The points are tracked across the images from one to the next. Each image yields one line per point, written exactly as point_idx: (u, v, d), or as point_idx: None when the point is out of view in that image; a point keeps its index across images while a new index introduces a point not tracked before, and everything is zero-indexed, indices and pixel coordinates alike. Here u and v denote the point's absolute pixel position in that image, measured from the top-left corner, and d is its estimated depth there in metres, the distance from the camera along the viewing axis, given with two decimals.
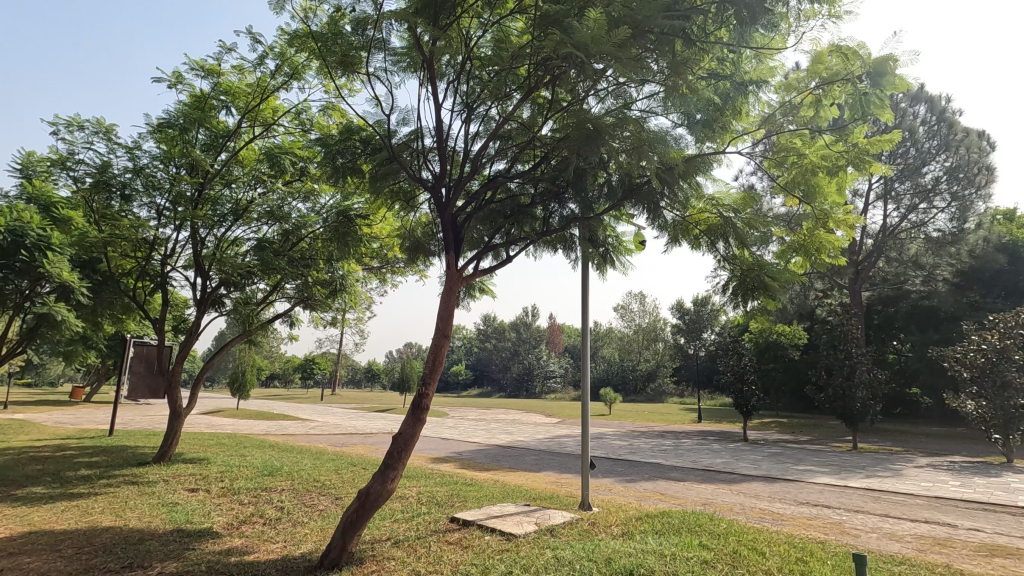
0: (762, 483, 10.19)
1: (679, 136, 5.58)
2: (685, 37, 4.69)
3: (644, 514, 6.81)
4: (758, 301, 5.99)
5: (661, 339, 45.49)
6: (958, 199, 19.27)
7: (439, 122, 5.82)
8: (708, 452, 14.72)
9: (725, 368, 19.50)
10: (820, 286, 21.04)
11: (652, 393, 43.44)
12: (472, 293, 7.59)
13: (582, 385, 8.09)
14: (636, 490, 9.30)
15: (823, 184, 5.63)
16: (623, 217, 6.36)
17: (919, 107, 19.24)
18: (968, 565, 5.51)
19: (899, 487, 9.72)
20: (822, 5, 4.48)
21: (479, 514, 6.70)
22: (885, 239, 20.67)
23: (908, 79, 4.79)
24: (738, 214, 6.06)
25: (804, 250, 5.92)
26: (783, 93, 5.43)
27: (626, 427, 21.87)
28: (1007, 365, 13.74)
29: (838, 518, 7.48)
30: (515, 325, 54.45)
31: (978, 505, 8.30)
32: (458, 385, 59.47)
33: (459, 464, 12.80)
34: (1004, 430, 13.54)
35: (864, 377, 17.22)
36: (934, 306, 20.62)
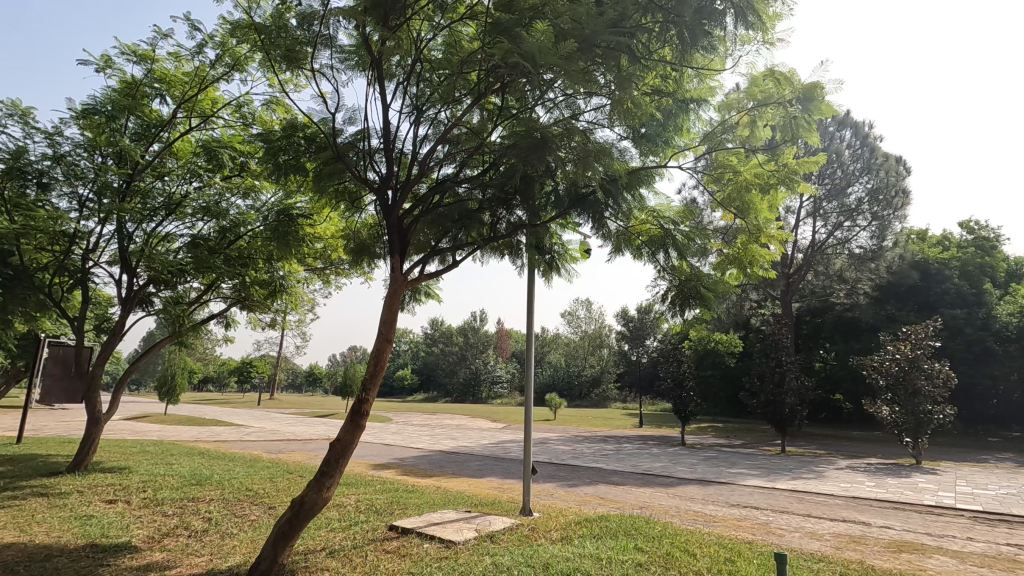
0: (696, 485, 10.57)
1: (624, 149, 5.75)
2: (631, 53, 4.84)
3: (583, 518, 6.91)
4: (695, 311, 6.18)
5: (607, 345, 46.37)
6: (877, 219, 20.52)
7: (387, 123, 5.72)
8: (648, 456, 15.12)
9: (666, 374, 20.11)
10: (754, 297, 22.07)
11: (596, 399, 44.13)
12: (418, 297, 7.47)
13: (526, 391, 8.11)
14: (577, 495, 9.43)
15: (756, 201, 5.93)
16: (569, 225, 6.46)
17: (845, 132, 20.59)
18: (879, 560, 5.90)
19: (822, 489, 10.31)
20: (756, 32, 4.77)
21: (419, 521, 6.60)
22: (813, 254, 21.75)
23: (834, 105, 5.10)
24: (678, 227, 6.31)
25: (739, 262, 6.25)
26: (722, 112, 5.70)
27: (570, 432, 22.13)
28: (918, 373, 14.84)
29: (764, 519, 7.85)
30: (463, 329, 53.55)
31: (890, 504, 8.92)
32: (404, 389, 58.47)
33: (402, 470, 12.60)
34: (914, 433, 14.50)
35: (793, 384, 18.15)
36: (856, 318, 22.18)
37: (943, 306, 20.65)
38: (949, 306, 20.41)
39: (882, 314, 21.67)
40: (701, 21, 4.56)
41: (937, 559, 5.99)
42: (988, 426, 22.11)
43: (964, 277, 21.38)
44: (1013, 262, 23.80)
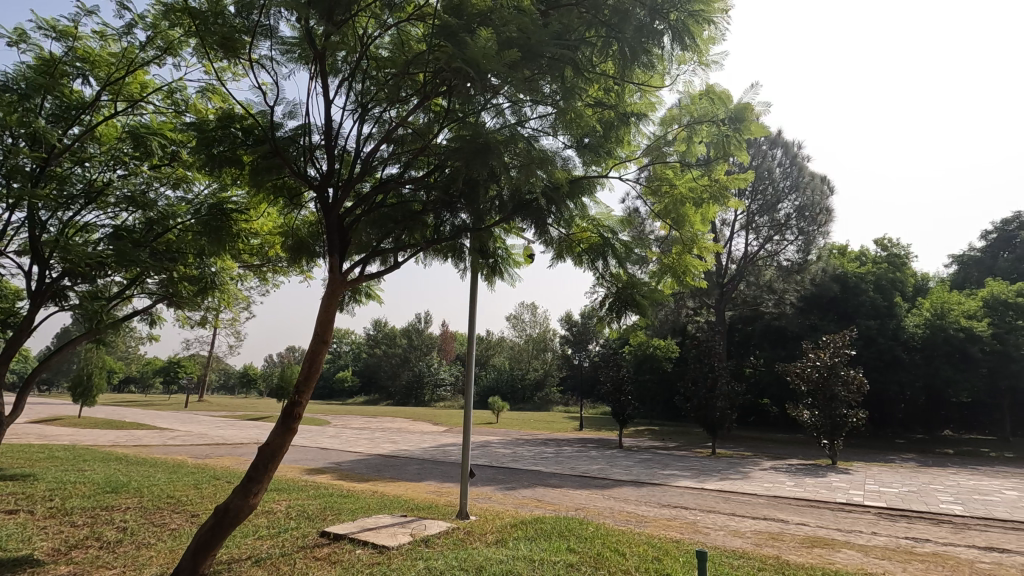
0: (630, 487, 10.87)
1: (567, 157, 5.84)
2: (576, 65, 4.96)
3: (518, 521, 6.98)
4: (633, 317, 6.37)
5: (550, 349, 46.95)
6: (803, 234, 21.67)
7: (329, 120, 5.60)
8: (586, 459, 15.41)
9: (606, 378, 20.58)
10: (691, 305, 22.86)
11: (539, 402, 44.67)
12: (358, 297, 7.31)
13: (466, 393, 8.09)
14: (514, 497, 9.52)
15: (690, 214, 6.20)
16: (513, 230, 6.51)
17: (776, 151, 21.80)
18: (793, 555, 6.28)
19: (746, 488, 10.87)
20: (692, 54, 5.01)
21: (351, 527, 6.45)
22: (745, 265, 22.87)
23: (762, 126, 5.45)
24: (617, 235, 6.51)
25: (672, 272, 6.50)
26: (662, 127, 5.94)
27: (512, 435, 22.32)
28: (835, 379, 15.89)
29: (692, 518, 8.17)
30: (407, 331, 52.55)
31: (806, 502, 9.52)
32: (344, 392, 57.08)
33: (336, 474, 12.25)
34: (830, 435, 15.55)
35: (724, 389, 19.00)
36: (783, 327, 23.43)
37: (860, 317, 22.21)
38: (864, 317, 22.07)
39: (806, 323, 23.01)
40: (641, 39, 4.77)
41: (845, 553, 6.44)
42: (897, 429, 23.82)
43: (878, 290, 23.12)
44: (920, 278, 25.95)
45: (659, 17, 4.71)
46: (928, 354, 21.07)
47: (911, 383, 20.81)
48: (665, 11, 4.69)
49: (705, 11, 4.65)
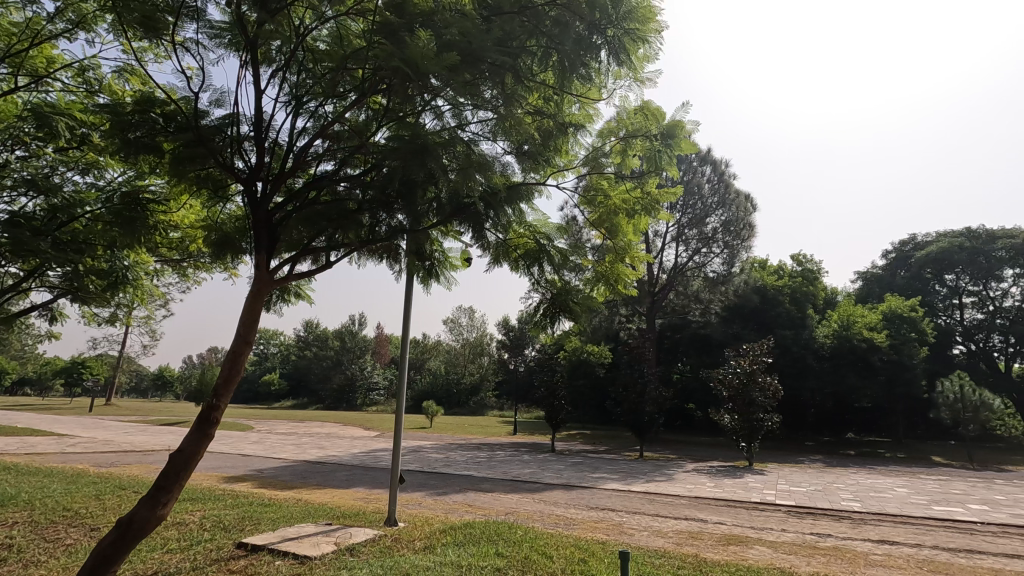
0: (561, 490, 11.05)
1: (506, 163, 5.88)
2: (517, 73, 5.01)
3: (448, 526, 6.93)
4: (566, 323, 6.48)
5: (486, 353, 46.93)
6: (728, 247, 22.91)
7: (260, 111, 5.36)
8: (518, 463, 15.53)
9: (541, 382, 20.83)
10: (624, 312, 23.56)
11: (474, 406, 44.51)
12: (286, 297, 7.00)
13: (399, 398, 7.94)
14: (446, 502, 9.43)
15: (623, 224, 6.41)
16: (450, 233, 6.46)
17: (706, 168, 22.91)
18: (711, 553, 6.60)
19: (670, 490, 11.31)
20: (627, 70, 5.18)
21: (272, 537, 6.16)
22: (675, 275, 23.81)
23: (692, 142, 5.71)
24: (553, 242, 6.62)
25: (605, 279, 6.67)
26: (599, 138, 6.11)
27: (445, 439, 22.10)
28: (754, 386, 16.84)
29: (619, 520, 8.42)
30: (339, 333, 50.94)
31: (725, 502, 10.04)
32: (270, 396, 54.55)
33: (259, 482, 11.69)
34: (748, 438, 16.42)
35: (653, 394, 19.68)
36: (708, 335, 24.64)
37: (777, 327, 23.71)
38: (781, 327, 23.56)
39: (728, 332, 24.27)
40: (580, 52, 4.90)
41: (757, 549, 6.84)
42: (807, 433, 25.51)
43: (793, 302, 24.80)
44: (829, 292, 28.08)
45: (597, 32, 4.87)
46: (835, 362, 22.82)
47: (820, 390, 22.39)
48: (604, 26, 4.85)
49: (641, 31, 4.83)
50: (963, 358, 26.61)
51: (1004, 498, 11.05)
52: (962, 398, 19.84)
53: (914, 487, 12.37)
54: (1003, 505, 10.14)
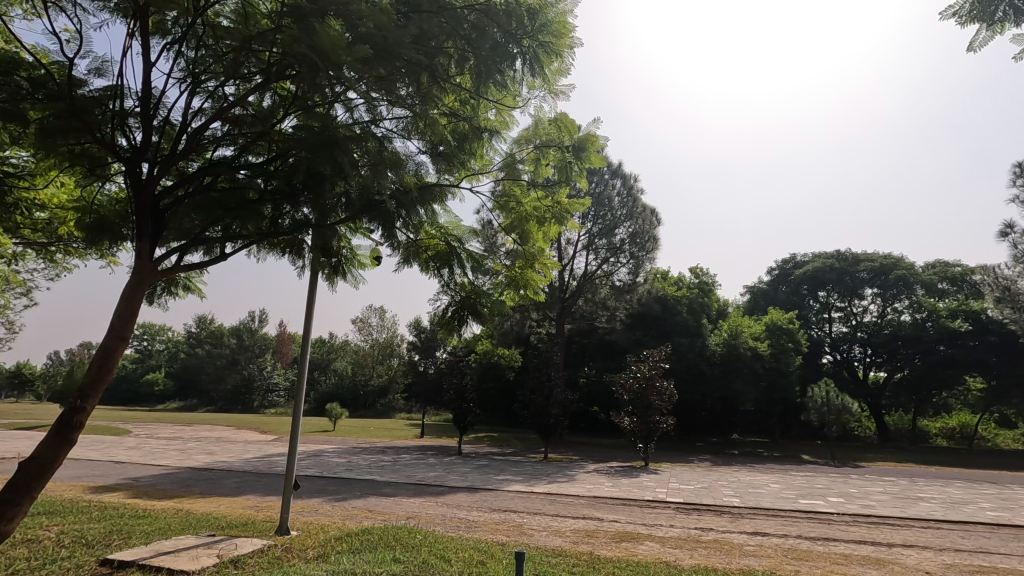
0: (465, 493, 11.03)
1: (420, 163, 5.88)
2: (433, 74, 4.97)
3: (344, 533, 6.68)
4: (473, 325, 6.52)
5: (396, 355, 45.96)
6: (634, 258, 24.03)
7: (149, 85, 4.92)
8: (423, 466, 15.32)
9: (449, 385, 20.65)
10: (535, 317, 24.12)
11: (381, 409, 43.28)
12: (172, 290, 6.43)
13: (297, 400, 7.55)
14: (344, 508, 9.10)
15: (533, 231, 6.56)
16: (360, 230, 6.31)
17: (616, 182, 23.85)
18: (604, 550, 6.88)
19: (570, 490, 11.69)
20: (541, 81, 5.33)
21: (143, 552, 5.62)
22: (584, 283, 24.62)
23: (602, 156, 5.96)
24: (463, 245, 6.65)
25: (514, 284, 6.79)
26: (513, 145, 6.24)
27: (348, 443, 21.29)
28: (652, 390, 17.80)
29: (519, 521, 8.56)
30: (237, 330, 47.67)
31: (621, 501, 10.53)
32: (153, 397, 49.83)
33: (134, 491, 10.63)
34: (646, 439, 17.36)
35: (559, 397, 20.18)
36: (613, 341, 25.77)
37: (675, 334, 25.38)
38: (679, 335, 25.22)
39: (632, 338, 25.54)
40: (495, 59, 4.96)
41: (646, 544, 7.23)
42: (698, 434, 27.35)
43: (690, 312, 26.51)
44: (721, 304, 30.37)
45: (513, 41, 4.94)
46: (724, 368, 24.67)
47: (711, 394, 24.29)
48: (519, 36, 4.93)
49: (555, 45, 4.97)
50: (830, 366, 29.84)
51: (857, 492, 12.49)
52: (828, 402, 22.21)
53: (785, 483, 13.66)
54: (855, 497, 11.48)
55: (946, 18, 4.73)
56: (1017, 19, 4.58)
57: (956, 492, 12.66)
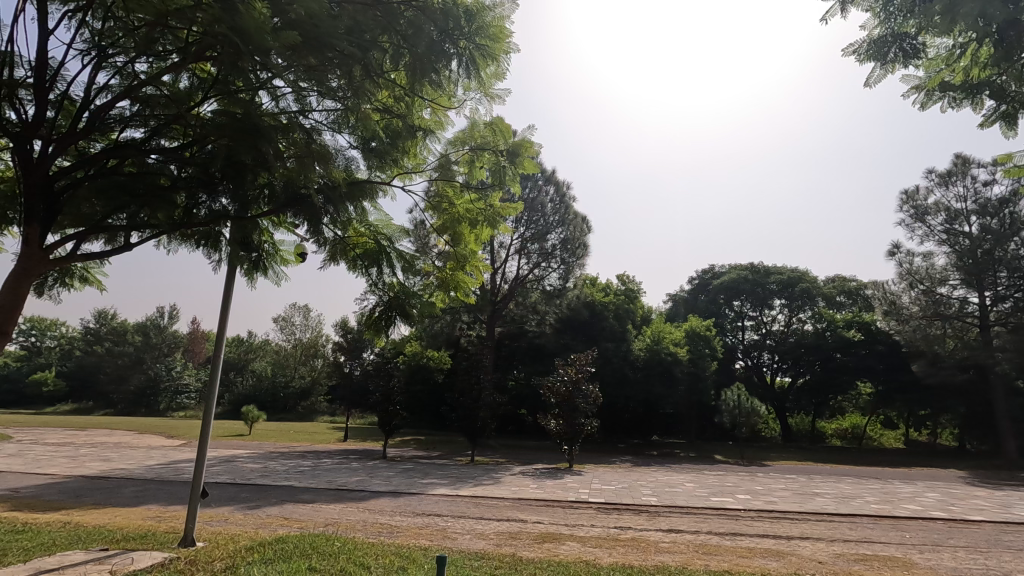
0: (388, 498, 10.79)
1: (351, 158, 5.77)
2: (366, 67, 4.83)
3: (256, 543, 6.33)
4: (400, 326, 6.40)
5: (320, 356, 44.31)
6: (565, 263, 24.40)
7: (45, 54, 4.48)
8: (345, 471, 14.85)
9: (376, 387, 20.15)
10: (465, 319, 24.09)
11: (302, 412, 41.52)
12: (67, 280, 5.88)
13: (209, 402, 7.09)
14: (257, 517, 8.64)
15: (465, 233, 6.55)
16: (284, 224, 6.06)
17: (549, 188, 24.24)
18: (527, 552, 6.94)
19: (495, 493, 11.74)
20: (476, 84, 5.35)
21: (19, 571, 5.06)
22: (515, 286, 24.84)
23: (535, 163, 6.03)
24: (393, 244, 6.53)
25: (445, 286, 6.75)
26: (447, 146, 6.21)
27: (264, 448, 20.24)
28: (578, 394, 18.21)
29: (443, 525, 8.48)
30: (143, 327, 44.11)
31: (544, 502, 10.69)
32: (40, 399, 45.11)
33: (13, 504, 9.56)
34: (571, 442, 17.75)
35: (487, 400, 20.23)
36: (541, 345, 26.19)
37: (601, 339, 26.14)
38: (605, 340, 26.00)
39: (560, 342, 26.08)
40: (431, 57, 4.89)
41: (567, 544, 7.38)
42: (620, 435, 28.31)
43: (616, 318, 27.31)
44: (645, 310, 31.59)
45: (450, 40, 4.89)
46: (647, 372, 25.67)
47: (633, 397, 25.24)
48: (456, 37, 4.88)
49: (492, 49, 4.96)
50: (741, 372, 31.81)
51: (762, 489, 13.38)
52: (739, 405, 23.66)
53: (698, 482, 14.42)
54: (760, 495, 12.30)
55: (848, 55, 5.18)
56: (905, 61, 5.10)
57: (847, 488, 13.87)
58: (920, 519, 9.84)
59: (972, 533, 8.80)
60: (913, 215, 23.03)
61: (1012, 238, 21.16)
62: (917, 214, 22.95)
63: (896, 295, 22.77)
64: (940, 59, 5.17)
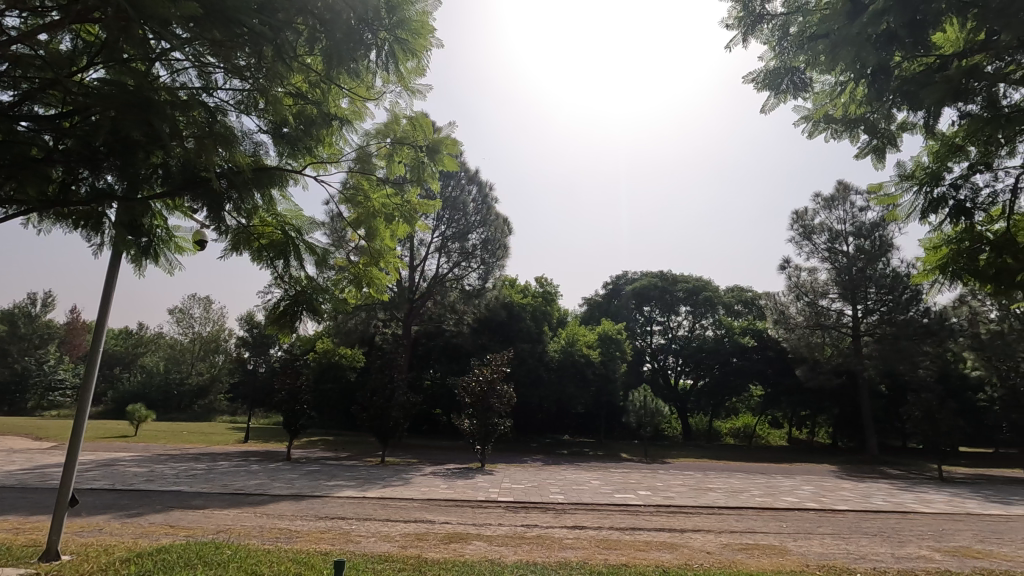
0: (288, 502, 10.28)
1: (260, 143, 5.49)
2: (277, 49, 4.55)
3: (133, 555, 5.79)
4: (306, 321, 6.12)
5: (222, 352, 41.72)
6: (484, 264, 24.35)
7: None
8: (243, 474, 13.96)
9: (281, 386, 19.11)
10: (381, 317, 23.71)
11: (198, 411, 38.56)
12: None
13: (81, 399, 6.40)
14: (137, 526, 7.90)
15: (381, 228, 6.40)
16: (180, 208, 5.64)
17: (472, 188, 24.13)
18: (432, 553, 6.88)
19: (403, 494, 11.52)
20: (396, 77, 5.21)
21: None
22: (433, 285, 24.44)
23: (456, 161, 5.95)
24: (302, 236, 6.24)
25: (357, 280, 6.57)
26: (365, 138, 6.02)
27: (151, 450, 18.58)
28: (492, 394, 18.32)
29: (347, 528, 8.21)
30: (9, 315, 39.15)
31: (454, 502, 10.65)
32: None
33: None
34: (483, 442, 17.74)
35: (400, 399, 19.79)
36: (458, 344, 26.15)
37: (517, 339, 26.48)
38: (522, 340, 26.36)
39: (477, 343, 26.14)
40: (349, 45, 4.67)
41: (473, 544, 7.39)
42: (533, 434, 28.80)
43: (533, 319, 27.77)
44: (561, 313, 32.41)
45: (369, 29, 4.70)
46: (560, 372, 26.32)
47: (547, 397, 25.64)
48: (376, 27, 4.71)
49: (413, 44, 4.84)
50: (648, 374, 33.35)
51: (661, 485, 14.16)
52: (645, 405, 24.86)
53: (604, 479, 14.99)
54: (659, 491, 12.99)
55: (748, 83, 5.62)
56: (796, 93, 5.60)
57: (736, 482, 14.98)
58: (797, 510, 10.84)
59: (838, 522, 9.82)
60: (802, 233, 25.33)
61: (881, 258, 23.87)
62: (804, 232, 25.27)
63: (784, 306, 24.93)
64: (825, 94, 5.72)
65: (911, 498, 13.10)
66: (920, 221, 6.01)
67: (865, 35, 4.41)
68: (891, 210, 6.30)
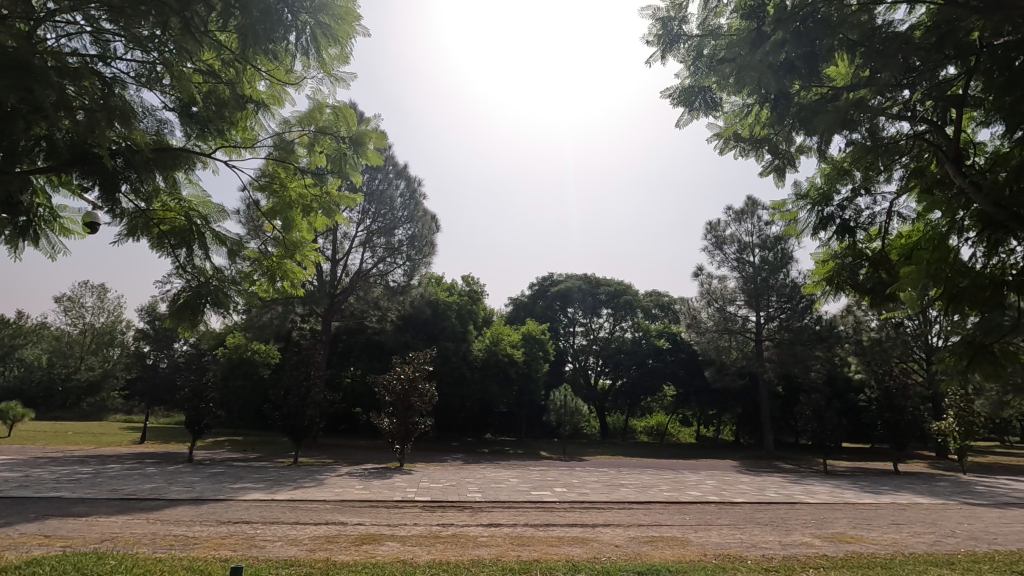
0: (186, 506, 9.59)
1: (164, 121, 5.13)
2: (184, 21, 4.22)
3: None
4: (209, 315, 5.68)
5: (120, 345, 39.29)
6: (410, 260, 23.97)
7: None
8: (137, 477, 12.87)
9: (184, 383, 17.78)
10: (298, 311, 22.68)
11: (87, 409, 35.08)
12: None
13: None
14: (4, 537, 7.06)
15: (298, 218, 6.12)
16: (68, 186, 5.15)
17: (399, 183, 23.54)
18: (342, 555, 6.70)
19: (315, 495, 11.09)
20: (317, 62, 5.01)
21: None
22: (356, 280, 23.73)
23: (380, 154, 5.77)
24: (208, 224, 5.85)
25: (269, 273, 6.27)
26: (282, 125, 5.76)
27: (27, 453, 16.68)
28: (414, 393, 17.98)
29: (251, 532, 7.80)
30: None
31: (369, 503, 10.38)
32: None
33: None
34: (403, 441, 17.48)
35: (317, 397, 19.05)
36: (381, 342, 25.66)
37: (441, 338, 26.38)
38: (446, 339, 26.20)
39: (401, 340, 25.73)
40: (268, 26, 4.41)
41: (386, 545, 7.26)
42: (455, 433, 28.70)
43: (458, 318, 27.71)
44: (487, 312, 32.53)
45: (289, 10, 4.44)
46: (483, 372, 26.38)
47: (469, 396, 25.66)
48: (296, 8, 4.47)
49: (336, 31, 4.66)
50: (570, 373, 34.10)
51: (576, 482, 14.56)
52: (565, 404, 25.50)
53: (522, 477, 15.20)
54: (575, 487, 13.35)
55: (665, 97, 5.92)
56: (707, 111, 5.97)
57: (647, 478, 15.72)
58: (699, 503, 11.52)
59: (735, 513, 10.56)
60: (714, 243, 26.93)
61: (783, 269, 25.68)
62: (717, 242, 26.87)
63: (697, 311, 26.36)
64: (734, 114, 6.12)
65: (799, 490, 14.34)
66: (811, 237, 6.59)
67: (767, 62, 4.74)
68: (789, 225, 6.85)
